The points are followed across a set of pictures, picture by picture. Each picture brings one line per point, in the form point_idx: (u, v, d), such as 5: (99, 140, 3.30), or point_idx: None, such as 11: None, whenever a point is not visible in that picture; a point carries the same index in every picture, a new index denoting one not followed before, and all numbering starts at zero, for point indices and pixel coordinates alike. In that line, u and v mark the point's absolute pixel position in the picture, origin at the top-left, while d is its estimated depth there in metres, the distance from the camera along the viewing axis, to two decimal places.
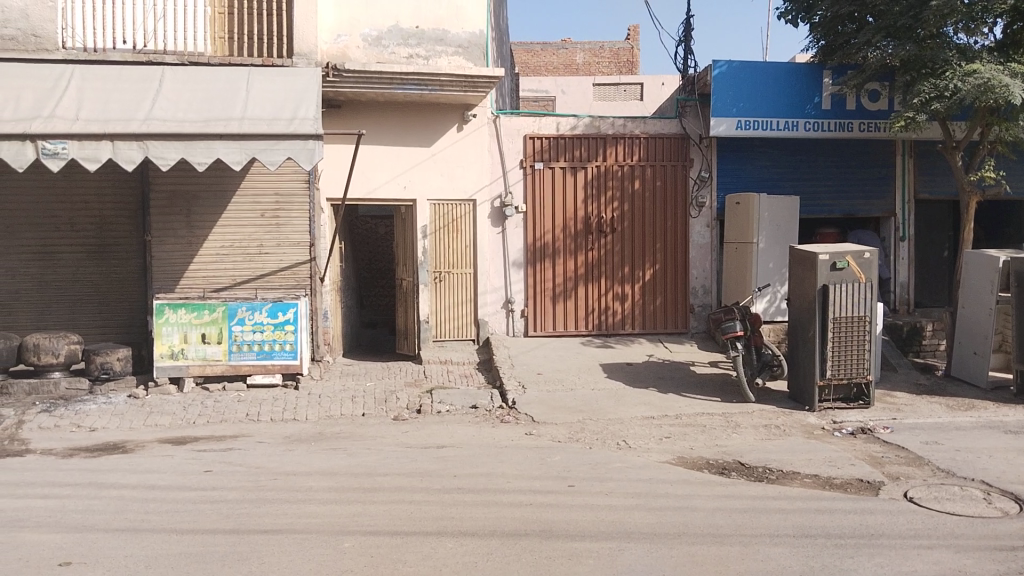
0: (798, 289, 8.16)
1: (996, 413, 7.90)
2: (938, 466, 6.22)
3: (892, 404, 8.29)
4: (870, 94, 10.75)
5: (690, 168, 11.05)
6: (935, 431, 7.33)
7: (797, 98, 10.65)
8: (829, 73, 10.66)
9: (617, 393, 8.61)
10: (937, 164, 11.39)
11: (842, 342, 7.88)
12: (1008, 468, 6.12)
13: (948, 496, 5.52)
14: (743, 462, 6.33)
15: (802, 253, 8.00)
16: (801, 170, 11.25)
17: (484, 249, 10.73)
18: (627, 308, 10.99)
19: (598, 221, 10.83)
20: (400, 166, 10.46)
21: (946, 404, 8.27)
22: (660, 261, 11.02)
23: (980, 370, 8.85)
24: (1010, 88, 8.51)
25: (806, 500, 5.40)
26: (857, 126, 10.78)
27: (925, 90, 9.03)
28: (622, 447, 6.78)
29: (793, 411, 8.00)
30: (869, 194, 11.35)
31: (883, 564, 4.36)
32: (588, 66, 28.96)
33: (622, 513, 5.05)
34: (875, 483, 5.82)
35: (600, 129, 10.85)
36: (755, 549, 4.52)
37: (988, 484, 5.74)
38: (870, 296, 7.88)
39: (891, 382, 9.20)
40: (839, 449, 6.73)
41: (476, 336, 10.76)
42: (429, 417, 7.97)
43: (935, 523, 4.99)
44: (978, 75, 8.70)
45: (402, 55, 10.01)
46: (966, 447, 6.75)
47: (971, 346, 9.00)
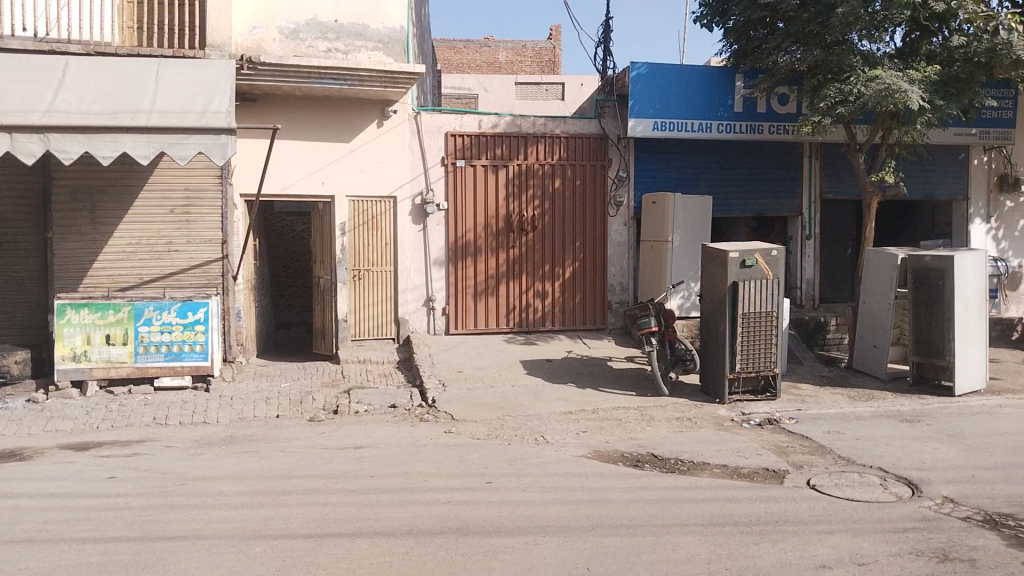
0: (710, 286, 8.40)
1: (894, 403, 8.31)
2: (839, 454, 6.49)
3: (798, 396, 8.61)
4: (779, 98, 11.13)
5: (608, 167, 11.22)
6: (837, 420, 7.66)
7: (710, 101, 10.97)
8: (741, 77, 11.00)
9: (536, 390, 8.67)
10: (841, 166, 11.87)
11: (751, 337, 8.16)
12: (903, 455, 6.45)
13: (848, 482, 5.78)
14: (656, 454, 6.47)
15: (713, 251, 8.24)
16: (715, 170, 11.54)
17: (405, 247, 10.63)
18: (547, 305, 11.09)
19: (519, 219, 10.88)
20: (317, 161, 10.28)
21: (848, 395, 8.66)
22: (580, 258, 11.17)
23: (879, 362, 9.30)
24: (909, 93, 8.87)
25: (715, 489, 5.56)
26: (767, 129, 11.16)
27: (830, 94, 9.41)
28: (540, 443, 6.84)
29: (705, 404, 8.22)
30: (779, 194, 11.75)
31: (787, 549, 4.53)
32: (510, 64, 29.05)
33: (538, 508, 5.10)
34: (780, 472, 6.04)
35: (521, 128, 10.91)
36: (665, 538, 4.63)
37: (885, 470, 6.04)
38: (777, 293, 8.16)
39: (797, 374, 9.58)
40: (747, 440, 6.95)
41: (396, 334, 10.67)
42: (346, 417, 7.86)
43: (836, 509, 5.21)
44: (880, 81, 9.03)
45: (321, 49, 9.83)
46: (865, 435, 7.08)
47: (871, 339, 9.44)
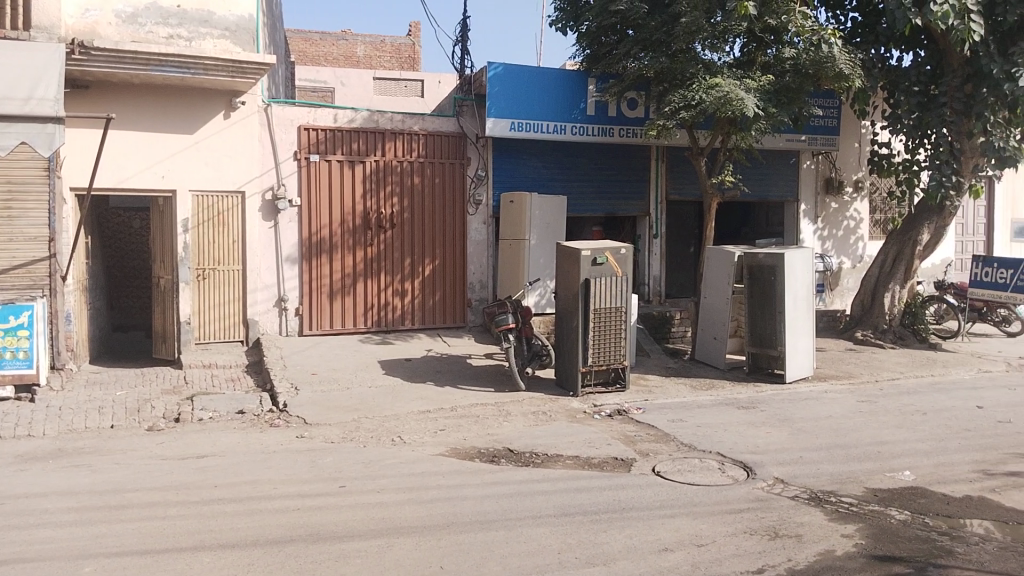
0: (564, 283, 8.65)
1: (732, 391, 8.88)
2: (682, 441, 6.86)
3: (645, 387, 9.02)
4: (628, 102, 11.62)
5: (467, 165, 11.28)
6: (680, 409, 8.09)
7: (564, 103, 11.26)
8: (593, 80, 11.37)
9: (392, 390, 8.59)
10: (684, 168, 12.53)
11: (602, 332, 8.47)
12: (739, 440, 6.90)
13: (690, 467, 6.12)
14: (511, 449, 6.58)
15: (566, 249, 8.51)
16: (569, 170, 11.84)
17: (255, 244, 10.25)
18: (406, 304, 11.01)
19: (377, 217, 10.74)
20: (157, 153, 9.70)
21: (690, 385, 9.16)
22: (439, 257, 11.17)
23: (719, 353, 9.91)
24: (745, 101, 9.43)
25: (566, 481, 5.72)
26: (618, 132, 11.60)
27: (675, 100, 9.85)
28: (396, 443, 6.79)
29: (559, 398, 8.44)
30: (629, 195, 12.25)
31: (632, 535, 4.73)
32: (368, 59, 28.60)
33: (393, 509, 5.06)
34: (628, 460, 6.30)
35: (378, 123, 10.75)
36: (518, 531, 4.72)
37: (723, 455, 6.43)
38: (626, 289, 8.52)
39: (645, 366, 10.04)
40: (598, 430, 7.21)
41: (245, 337, 10.26)
42: (190, 425, 7.47)
43: (678, 493, 5.51)
44: (719, 88, 9.49)
45: (161, 36, 9.28)
46: (705, 422, 7.51)
47: (712, 332, 10.03)
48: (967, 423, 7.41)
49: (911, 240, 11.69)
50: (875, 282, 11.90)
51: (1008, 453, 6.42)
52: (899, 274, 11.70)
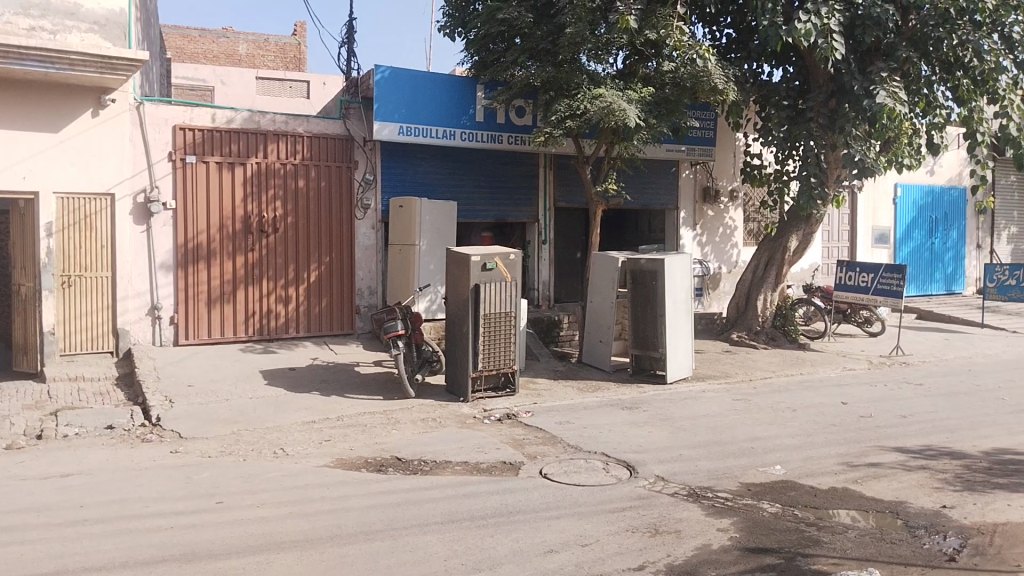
0: (453, 288, 8.63)
1: (617, 392, 9.12)
2: (568, 443, 6.98)
3: (534, 390, 9.13)
4: (516, 110, 11.77)
5: (354, 169, 11.09)
6: (567, 411, 8.24)
7: (453, 108, 11.28)
8: (481, 87, 11.46)
9: (275, 400, 8.34)
10: (571, 176, 12.79)
11: (491, 337, 8.51)
12: (622, 440, 7.09)
13: (576, 469, 6.24)
14: (399, 457, 6.52)
15: (456, 254, 8.50)
16: (458, 176, 11.85)
17: (125, 250, 9.73)
18: (290, 311, 10.72)
19: (259, 221, 10.41)
20: (16, 152, 9.05)
21: (577, 387, 9.34)
22: (325, 262, 10.94)
23: (605, 356, 10.16)
24: (627, 112, 9.67)
25: (454, 487, 5.72)
26: (506, 139, 11.75)
27: (561, 109, 10.04)
28: (279, 456, 6.59)
29: (448, 403, 8.43)
30: (518, 201, 12.38)
31: (518, 538, 4.78)
32: (251, 58, 27.72)
33: (274, 524, 4.91)
34: (515, 464, 6.36)
35: (260, 124, 10.43)
36: (403, 541, 4.67)
37: (607, 455, 6.59)
38: (515, 294, 8.60)
39: (534, 370, 10.17)
40: (487, 435, 7.24)
41: (115, 347, 9.69)
42: (53, 442, 7.00)
43: (563, 495, 5.61)
44: (602, 99, 9.73)
45: (21, 27, 8.67)
46: (591, 424, 7.68)
47: (598, 335, 10.28)
48: (833, 418, 7.90)
49: (781, 246, 12.36)
50: (749, 286, 12.53)
51: (868, 445, 6.89)
52: (770, 278, 12.37)
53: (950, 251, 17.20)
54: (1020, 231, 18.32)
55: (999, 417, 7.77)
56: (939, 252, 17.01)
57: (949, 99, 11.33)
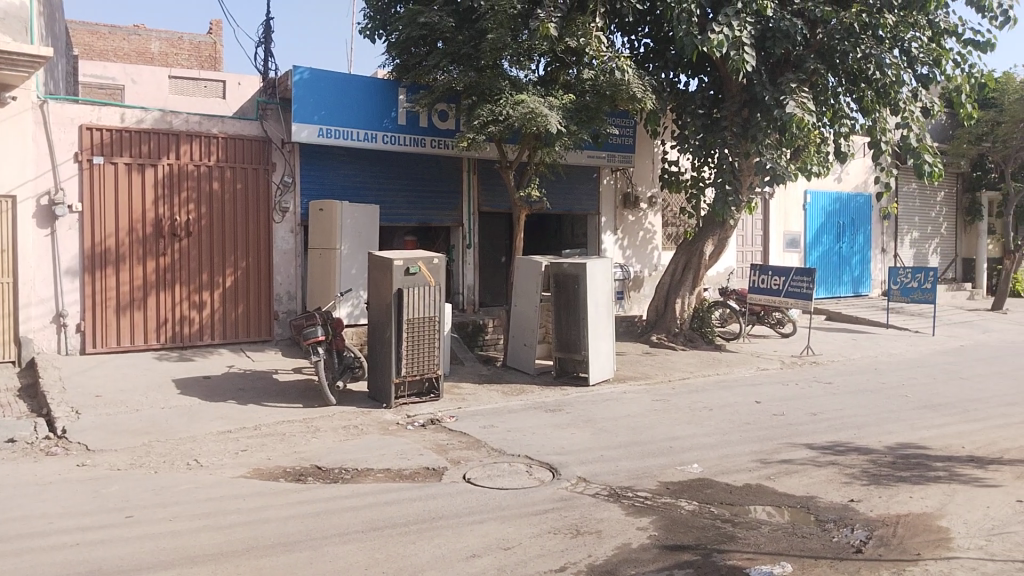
0: (376, 294, 8.53)
1: (540, 395, 9.19)
2: (492, 447, 7.00)
3: (457, 395, 9.11)
4: (439, 114, 11.73)
5: (271, 171, 10.85)
6: (491, 415, 8.25)
7: (375, 111, 11.17)
8: (403, 90, 11.38)
9: (189, 410, 8.07)
10: (494, 180, 12.82)
11: (414, 342, 8.45)
12: (546, 442, 7.15)
13: (499, 472, 6.26)
14: (319, 466, 6.40)
15: (378, 258, 8.41)
16: (380, 179, 11.73)
17: (27, 254, 9.29)
18: (204, 317, 10.39)
19: (171, 224, 10.08)
20: None
21: (502, 391, 9.37)
22: (242, 266, 10.66)
23: (529, 360, 10.22)
24: (548, 118, 9.78)
25: (375, 494, 5.65)
26: (429, 143, 11.70)
27: (483, 114, 10.05)
28: (193, 467, 6.38)
29: (371, 410, 8.33)
30: (441, 205, 12.34)
31: (441, 544, 4.76)
32: (164, 56, 26.80)
33: (187, 537, 4.75)
34: (439, 470, 6.33)
35: (172, 125, 10.10)
36: (323, 551, 4.60)
37: (530, 458, 6.64)
38: (438, 298, 8.56)
39: (459, 374, 10.14)
40: (410, 441, 7.18)
41: (16, 357, 9.26)
42: None
43: (486, 499, 5.61)
44: (524, 104, 9.81)
45: None
46: (515, 427, 7.71)
47: (522, 339, 10.33)
48: (748, 417, 8.15)
49: (698, 251, 12.70)
50: (668, 289, 12.83)
51: (780, 442, 7.14)
52: (688, 282, 12.69)
53: (857, 254, 18.01)
54: (920, 236, 19.31)
55: (901, 413, 8.17)
56: (847, 256, 17.79)
57: (855, 110, 11.82)
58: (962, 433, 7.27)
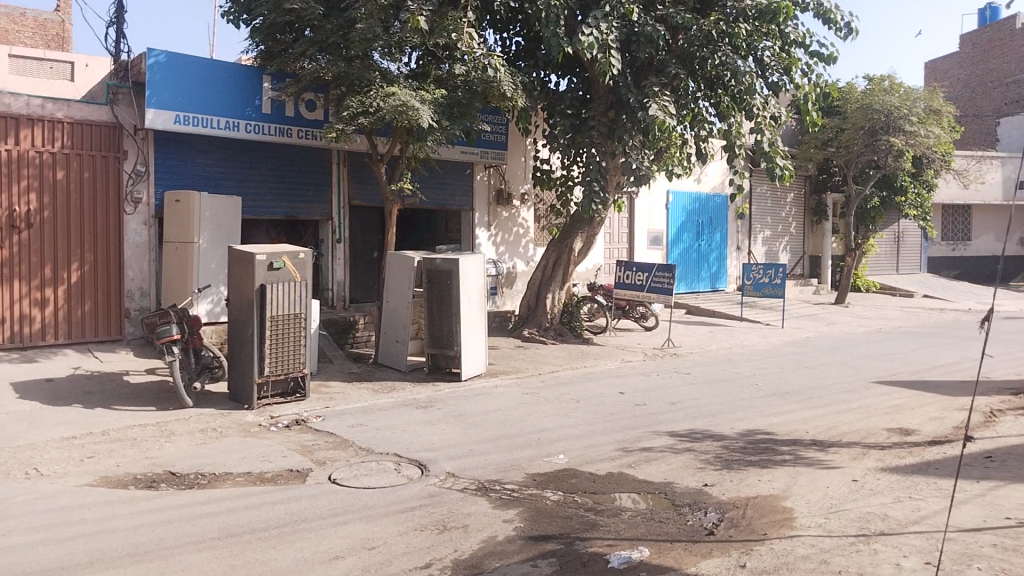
0: (236, 289, 8.19)
1: (411, 392, 9.12)
2: (359, 446, 6.87)
3: (325, 393, 8.90)
4: (305, 103, 11.38)
5: (124, 160, 10.20)
6: (360, 413, 8.11)
7: (237, 99, 10.71)
8: (268, 78, 10.97)
9: (29, 415, 7.47)
10: (365, 174, 12.59)
11: (278, 339, 8.17)
12: (415, 439, 7.09)
13: (365, 471, 6.15)
14: (174, 471, 6.08)
15: (239, 252, 8.07)
16: (244, 170, 11.27)
17: None
18: (47, 315, 9.65)
19: (9, 215, 9.29)
20: None
21: (371, 388, 9.23)
22: (89, 260, 9.96)
23: (400, 356, 10.11)
24: (419, 112, 9.67)
25: (235, 499, 5.43)
26: (296, 133, 11.34)
27: (353, 105, 9.82)
28: (31, 477, 5.91)
29: (232, 411, 7.99)
30: (308, 198, 12.00)
31: (302, 547, 4.63)
32: (3, 33, 24.69)
33: (21, 554, 4.39)
34: (302, 471, 6.16)
35: (10, 107, 9.31)
36: (175, 560, 4.37)
37: (398, 456, 6.57)
38: (304, 294, 8.31)
39: (327, 372, 9.90)
40: (273, 443, 6.94)
41: None
42: None
43: (352, 499, 5.51)
44: (395, 97, 9.67)
45: None
46: (383, 425, 7.62)
47: (393, 335, 10.20)
48: (612, 407, 8.41)
49: (567, 248, 12.97)
50: (539, 284, 13.03)
51: (643, 431, 7.41)
52: (558, 277, 12.95)
53: (715, 251, 18.98)
54: (772, 235, 20.57)
55: (752, 400, 8.67)
56: (706, 253, 18.71)
57: (713, 115, 12.41)
58: (806, 418, 7.80)
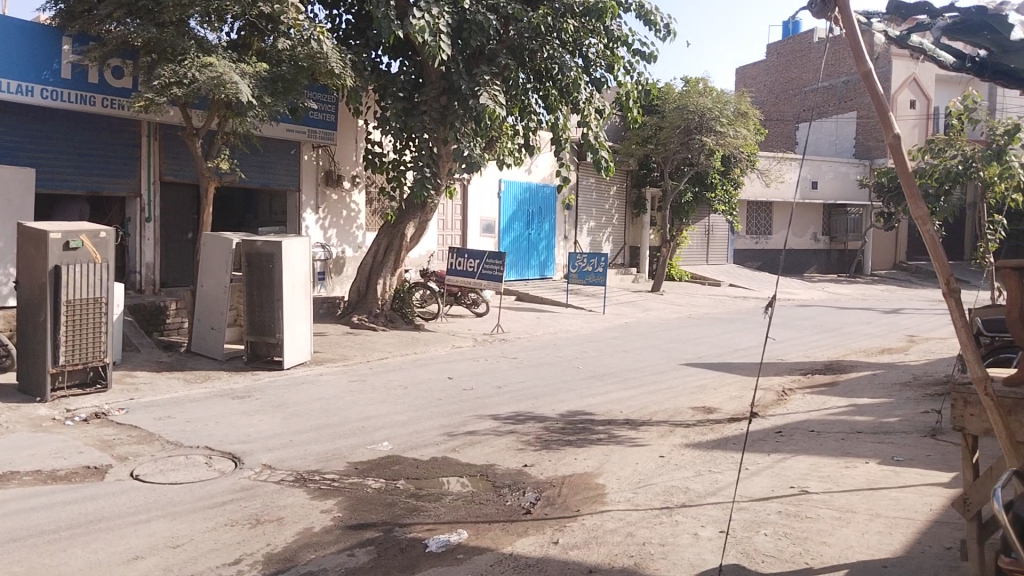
0: (27, 271, 7.43)
1: (228, 382, 8.68)
2: (168, 439, 6.45)
3: (131, 384, 8.27)
4: (112, 70, 10.45)
5: None
6: (170, 405, 7.60)
7: (31, 60, 9.68)
8: (69, 40, 9.97)
9: None
10: (179, 149, 11.77)
11: (76, 325, 7.48)
12: (230, 431, 6.76)
13: (174, 466, 5.78)
14: None
15: (28, 230, 7.34)
16: (38, 140, 10.23)
17: None
18: None
19: None
20: None
21: (183, 378, 8.69)
22: None
23: (216, 343, 9.58)
24: (238, 86, 9.15)
25: (20, 500, 4.92)
26: (100, 101, 10.42)
27: (165, 74, 9.14)
28: None
29: (20, 405, 7.24)
30: (115, 174, 11.07)
31: (98, 548, 4.28)
32: None
33: None
34: (102, 467, 5.69)
35: None
36: None
37: (211, 449, 6.23)
38: (106, 277, 7.67)
39: (133, 362, 9.21)
40: (68, 438, 6.37)
41: None
42: None
43: (158, 495, 5.16)
44: (212, 68, 9.10)
45: None
46: (196, 417, 7.20)
47: (209, 322, 9.65)
48: (439, 393, 8.43)
49: (399, 233, 12.78)
50: (369, 270, 12.80)
51: (468, 415, 7.48)
52: (389, 263, 12.78)
53: (544, 241, 19.51)
54: (596, 226, 21.46)
55: (574, 383, 8.99)
56: (535, 242, 19.18)
57: (542, 107, 12.68)
58: (622, 399, 8.19)
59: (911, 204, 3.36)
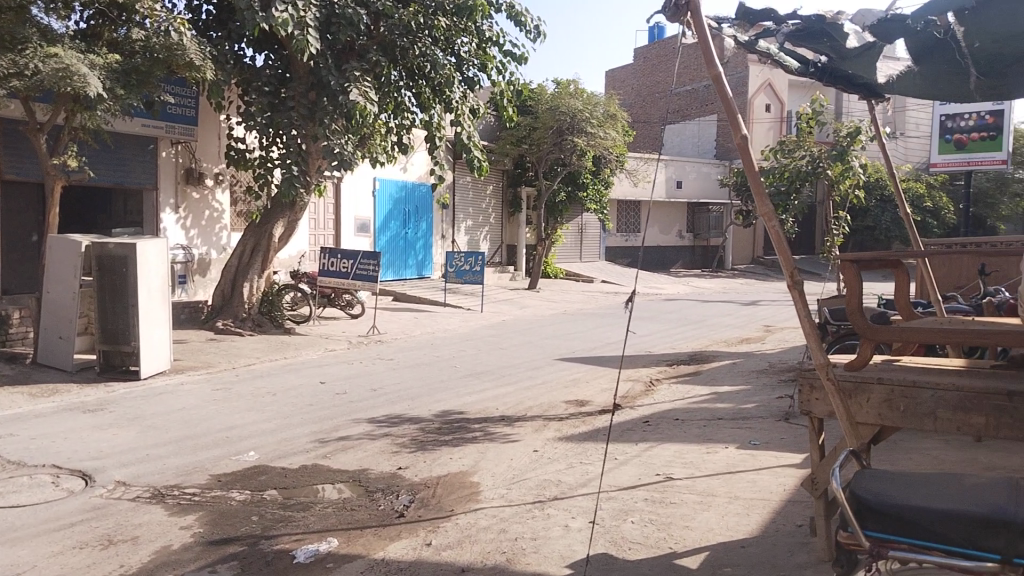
0: None
1: (78, 395, 8.10)
2: (8, 459, 5.94)
3: None
4: None
5: None
6: (11, 423, 7.01)
7: None
8: None
9: None
10: (21, 145, 10.88)
11: None
12: (81, 447, 6.31)
13: (14, 488, 5.33)
14: None
15: None
16: None
17: None
18: None
19: None
20: None
21: (27, 393, 8.03)
22: None
23: (65, 354, 8.92)
24: (86, 79, 8.53)
25: None
26: None
27: (3, 65, 8.40)
28: None
29: None
30: None
31: None
32: None
33: None
34: None
35: None
36: None
37: (58, 467, 5.79)
38: None
39: None
40: None
41: None
42: None
43: None
44: (57, 59, 8.43)
45: None
46: (41, 433, 6.67)
47: (56, 331, 8.97)
48: (310, 398, 8.20)
49: (266, 235, 12.31)
50: (235, 273, 12.28)
51: (340, 420, 7.31)
52: (256, 265, 12.31)
53: (421, 240, 19.39)
54: (473, 224, 21.54)
55: (449, 382, 8.97)
56: (412, 241, 19.03)
57: (415, 105, 12.55)
58: (497, 397, 8.25)
59: (758, 202, 3.53)
